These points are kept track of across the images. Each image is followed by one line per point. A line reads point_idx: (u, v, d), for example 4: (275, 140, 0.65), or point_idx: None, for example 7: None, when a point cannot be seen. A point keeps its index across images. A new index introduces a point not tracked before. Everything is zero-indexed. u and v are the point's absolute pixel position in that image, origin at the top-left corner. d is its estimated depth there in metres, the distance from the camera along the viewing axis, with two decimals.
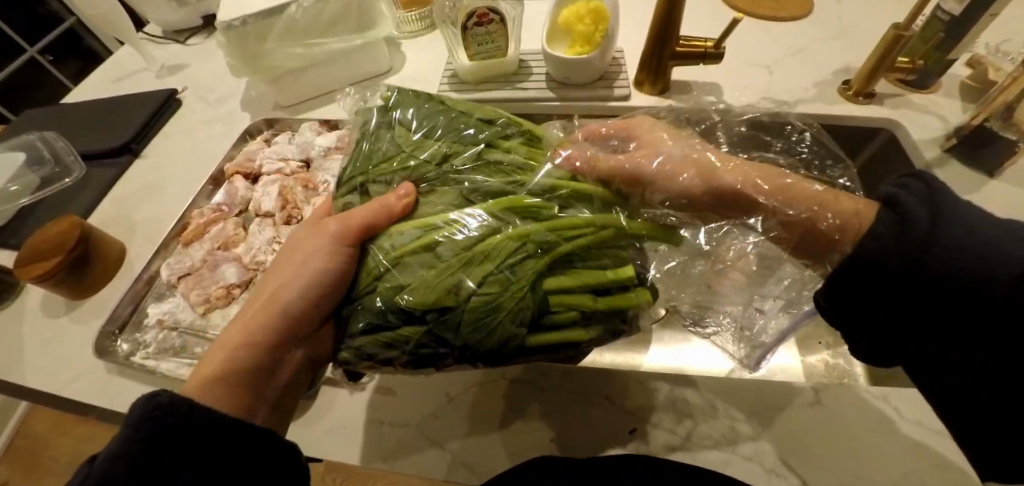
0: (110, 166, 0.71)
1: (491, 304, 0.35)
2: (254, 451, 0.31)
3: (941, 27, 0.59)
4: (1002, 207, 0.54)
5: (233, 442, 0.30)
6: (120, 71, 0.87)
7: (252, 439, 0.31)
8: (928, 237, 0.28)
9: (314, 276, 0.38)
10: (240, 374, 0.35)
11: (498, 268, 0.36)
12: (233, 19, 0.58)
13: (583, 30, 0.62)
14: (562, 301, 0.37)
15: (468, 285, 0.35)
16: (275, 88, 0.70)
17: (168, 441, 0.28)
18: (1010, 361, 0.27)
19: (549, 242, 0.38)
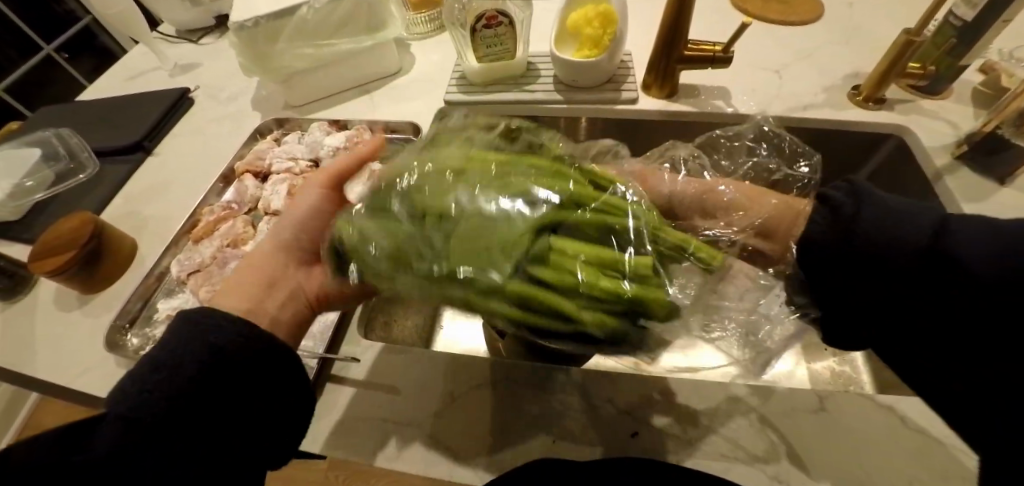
0: (123, 163, 0.72)
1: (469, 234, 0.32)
2: (288, 385, 0.35)
3: (954, 33, 0.58)
4: (1014, 215, 0.53)
5: (271, 376, 0.34)
6: (134, 69, 0.89)
7: (287, 373, 0.35)
8: (852, 217, 0.32)
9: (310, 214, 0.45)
10: (242, 291, 0.40)
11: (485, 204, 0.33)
12: (245, 19, 0.59)
13: (591, 33, 0.63)
14: (558, 264, 0.32)
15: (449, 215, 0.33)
16: (286, 88, 0.71)
17: (221, 369, 0.32)
18: (973, 342, 0.28)
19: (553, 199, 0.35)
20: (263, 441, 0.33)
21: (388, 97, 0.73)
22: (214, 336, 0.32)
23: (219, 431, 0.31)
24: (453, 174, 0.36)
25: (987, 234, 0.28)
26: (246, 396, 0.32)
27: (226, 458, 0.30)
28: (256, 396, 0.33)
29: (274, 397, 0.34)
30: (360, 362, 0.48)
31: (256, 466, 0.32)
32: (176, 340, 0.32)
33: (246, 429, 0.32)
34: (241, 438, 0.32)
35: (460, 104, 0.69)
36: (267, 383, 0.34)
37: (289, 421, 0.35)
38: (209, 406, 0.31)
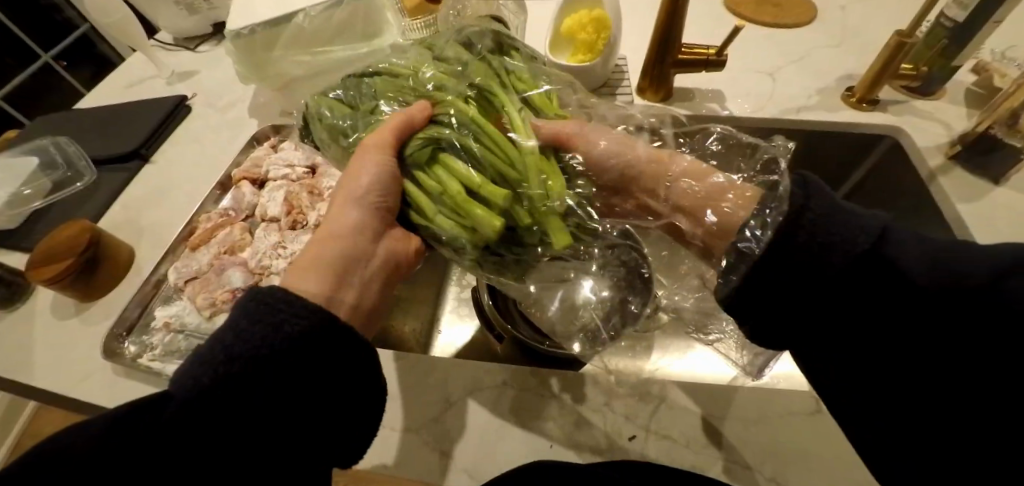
0: (121, 170, 0.72)
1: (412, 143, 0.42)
2: (347, 371, 0.33)
3: (946, 34, 0.58)
4: (1008, 214, 0.53)
5: (328, 362, 0.32)
6: (132, 77, 0.89)
7: (349, 360, 0.33)
8: (800, 209, 0.31)
9: (376, 183, 0.40)
10: (331, 270, 0.37)
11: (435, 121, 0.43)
12: (241, 27, 0.60)
13: (585, 38, 0.63)
14: (425, 183, 0.42)
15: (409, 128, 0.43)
16: (283, 95, 0.71)
17: (279, 350, 0.30)
18: (930, 348, 0.29)
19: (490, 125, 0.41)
20: (319, 433, 0.31)
21: None
22: (280, 318, 0.31)
23: (277, 418, 0.29)
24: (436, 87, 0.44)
25: (919, 244, 0.30)
26: (304, 385, 0.30)
27: (284, 447, 0.29)
28: (315, 386, 0.31)
29: (333, 383, 0.32)
30: None
31: (309, 460, 0.30)
32: (235, 316, 0.31)
33: (303, 418, 0.30)
34: (296, 429, 0.30)
35: None
36: (326, 367, 0.31)
37: (344, 412, 0.33)
38: (266, 389, 0.29)
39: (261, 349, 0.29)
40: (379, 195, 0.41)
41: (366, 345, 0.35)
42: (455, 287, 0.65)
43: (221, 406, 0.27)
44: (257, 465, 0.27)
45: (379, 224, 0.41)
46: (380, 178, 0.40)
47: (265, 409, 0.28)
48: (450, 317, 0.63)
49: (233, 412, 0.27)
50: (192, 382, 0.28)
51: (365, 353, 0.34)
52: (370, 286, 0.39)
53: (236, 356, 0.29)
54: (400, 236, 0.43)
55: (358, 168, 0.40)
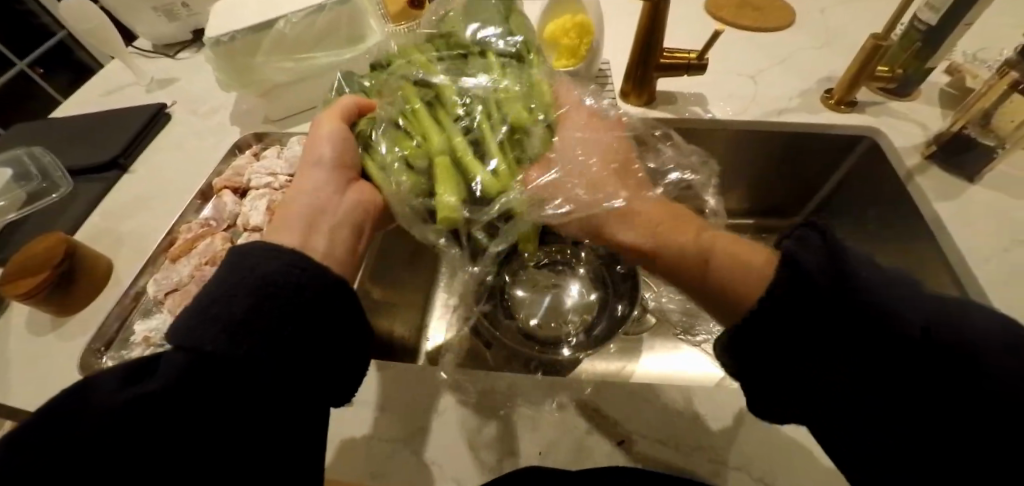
0: (98, 181, 0.71)
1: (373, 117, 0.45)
2: (337, 330, 0.33)
3: (920, 36, 0.60)
4: (983, 212, 0.55)
5: (319, 319, 0.32)
6: (110, 85, 0.87)
7: (341, 312, 0.33)
8: (843, 256, 0.29)
9: (339, 143, 0.43)
10: (298, 223, 0.38)
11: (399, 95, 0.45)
12: (221, 34, 0.59)
13: (568, 43, 0.63)
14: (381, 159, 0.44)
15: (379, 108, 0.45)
16: (266, 101, 0.70)
17: (267, 310, 0.30)
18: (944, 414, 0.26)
19: (450, 112, 0.44)
20: (312, 401, 0.31)
21: None
22: (268, 271, 0.31)
23: (272, 381, 0.28)
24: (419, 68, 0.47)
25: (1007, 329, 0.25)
26: (297, 343, 0.30)
27: (280, 417, 0.28)
28: (309, 347, 0.31)
29: (325, 345, 0.32)
30: None
31: (304, 429, 0.30)
32: (222, 279, 0.31)
33: (301, 384, 0.30)
34: (291, 401, 0.29)
35: None
36: (317, 327, 0.32)
37: (336, 379, 0.33)
38: (258, 350, 0.28)
39: (252, 309, 0.29)
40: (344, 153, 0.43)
41: (359, 304, 0.36)
42: (443, 294, 0.65)
43: (212, 372, 0.27)
44: (252, 438, 0.27)
45: (348, 178, 0.43)
46: (339, 140, 0.43)
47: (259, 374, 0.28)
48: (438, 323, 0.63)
49: (226, 380, 0.27)
50: (182, 348, 0.27)
51: (357, 309, 0.35)
52: (336, 236, 0.39)
53: (229, 318, 0.28)
54: (368, 188, 0.44)
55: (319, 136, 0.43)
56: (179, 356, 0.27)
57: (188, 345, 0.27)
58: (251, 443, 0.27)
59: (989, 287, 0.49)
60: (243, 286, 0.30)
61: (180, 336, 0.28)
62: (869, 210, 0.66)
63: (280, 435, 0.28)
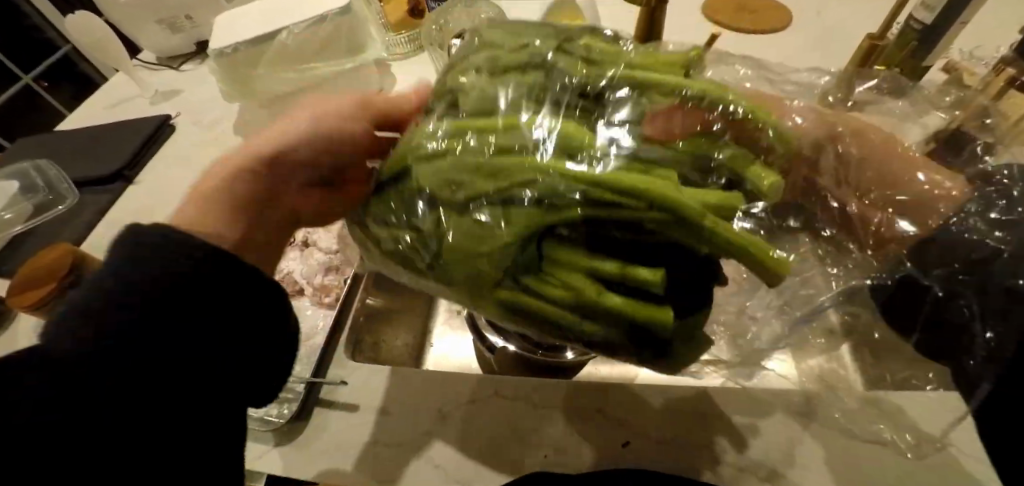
0: (104, 192, 0.72)
1: (501, 218, 0.26)
2: (251, 298, 0.32)
3: (916, 36, 0.61)
4: None
5: (233, 282, 0.31)
6: (114, 98, 0.88)
7: (243, 292, 0.32)
8: None
9: (298, 124, 0.40)
10: (217, 213, 0.37)
11: (507, 177, 0.27)
12: (225, 47, 0.60)
13: None
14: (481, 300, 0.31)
15: (473, 189, 0.27)
16: (270, 111, 0.71)
17: (198, 255, 0.30)
18: None
19: (532, 202, 0.26)
20: (215, 369, 0.29)
21: None
22: (146, 268, 0.28)
23: (172, 333, 0.28)
24: (469, 106, 0.31)
25: None
26: (220, 303, 0.30)
27: (173, 379, 0.27)
28: (223, 309, 0.30)
29: (234, 312, 0.31)
30: (348, 383, 0.48)
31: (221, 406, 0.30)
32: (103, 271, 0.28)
33: (205, 368, 0.29)
34: (199, 380, 0.28)
35: None
36: (232, 293, 0.31)
37: (271, 335, 0.33)
38: (176, 301, 0.28)
39: (189, 260, 0.29)
40: (335, 130, 0.40)
41: (269, 284, 0.34)
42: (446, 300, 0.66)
43: (127, 314, 0.26)
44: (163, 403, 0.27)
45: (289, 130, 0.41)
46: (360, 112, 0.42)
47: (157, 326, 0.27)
48: (442, 329, 0.63)
49: (131, 326, 0.26)
50: (105, 284, 0.27)
51: (265, 289, 0.33)
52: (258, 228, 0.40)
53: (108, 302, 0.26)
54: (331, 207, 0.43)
55: (294, 117, 0.42)
56: (107, 289, 0.27)
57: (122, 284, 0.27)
58: (138, 403, 0.26)
59: None
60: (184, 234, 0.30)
61: (110, 274, 0.27)
62: None
63: (167, 399, 0.27)
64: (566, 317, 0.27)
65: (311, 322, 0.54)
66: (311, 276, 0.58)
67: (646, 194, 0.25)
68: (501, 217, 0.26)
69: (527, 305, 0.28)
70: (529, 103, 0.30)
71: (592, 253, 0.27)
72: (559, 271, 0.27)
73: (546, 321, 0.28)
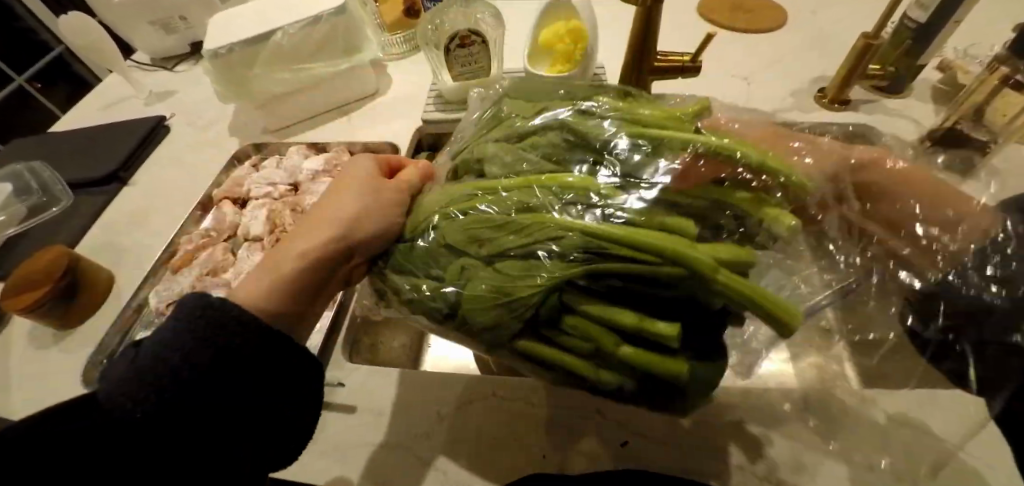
0: (99, 194, 0.71)
1: (524, 271, 0.30)
2: (298, 351, 0.34)
3: (910, 35, 0.61)
4: None
5: (279, 337, 0.33)
6: (108, 99, 0.88)
7: (264, 357, 0.32)
8: None
9: (343, 221, 0.37)
10: (283, 291, 0.35)
11: (530, 233, 0.31)
12: (219, 47, 0.59)
13: (563, 48, 0.64)
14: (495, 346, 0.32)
15: (502, 244, 0.32)
16: (265, 112, 0.70)
17: (218, 328, 0.30)
18: None
19: (561, 252, 0.30)
20: (269, 415, 0.32)
21: (367, 118, 0.73)
22: (177, 334, 0.30)
23: (226, 390, 0.30)
24: (496, 166, 0.36)
25: None
26: (246, 366, 0.31)
27: (231, 429, 0.30)
28: (252, 368, 0.31)
29: (282, 364, 0.33)
30: (346, 386, 0.47)
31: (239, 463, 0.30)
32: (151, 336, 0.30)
33: (224, 429, 0.30)
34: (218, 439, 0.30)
35: (438, 124, 0.69)
36: (278, 349, 0.32)
37: (293, 391, 0.33)
38: (224, 361, 0.30)
39: (235, 322, 0.31)
40: (386, 226, 0.37)
41: (295, 342, 0.34)
42: None
43: (184, 378, 0.29)
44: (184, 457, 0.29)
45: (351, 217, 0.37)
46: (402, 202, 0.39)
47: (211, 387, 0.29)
48: None
49: (189, 386, 0.29)
50: (160, 351, 0.29)
51: (289, 350, 0.33)
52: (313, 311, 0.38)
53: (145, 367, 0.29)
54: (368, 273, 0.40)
55: (334, 207, 0.38)
56: (154, 354, 0.29)
57: (177, 349, 0.29)
58: (201, 448, 0.29)
59: None
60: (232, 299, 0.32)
61: (168, 340, 0.30)
62: None
63: (225, 444, 0.30)
64: (587, 365, 0.30)
65: None
66: None
67: (654, 249, 0.28)
68: (529, 270, 0.30)
69: (552, 352, 0.31)
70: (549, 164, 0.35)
71: (608, 301, 0.30)
72: (581, 321, 0.30)
73: (569, 372, 0.31)
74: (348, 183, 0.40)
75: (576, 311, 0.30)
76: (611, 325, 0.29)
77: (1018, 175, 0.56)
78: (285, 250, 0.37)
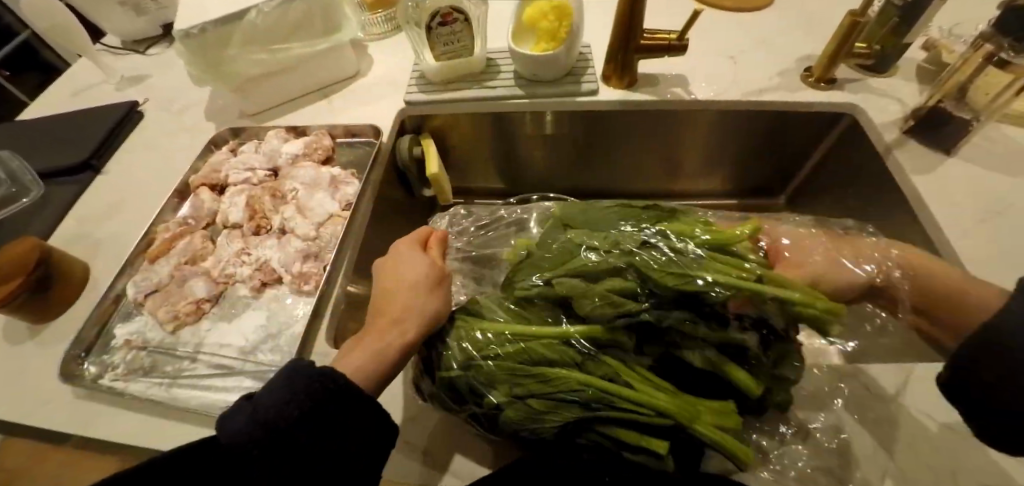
0: (71, 183, 0.69)
1: (548, 414, 0.37)
2: (325, 390, 0.33)
3: (896, 12, 0.61)
4: (973, 182, 0.54)
5: (298, 387, 0.33)
6: (78, 84, 0.85)
7: (277, 403, 0.32)
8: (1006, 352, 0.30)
9: (431, 316, 0.42)
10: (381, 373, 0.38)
11: (552, 383, 0.37)
12: (190, 27, 0.56)
13: (547, 25, 0.62)
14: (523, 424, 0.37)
15: (526, 392, 0.37)
16: (240, 95, 0.68)
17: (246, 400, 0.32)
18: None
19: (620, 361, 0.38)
20: (295, 451, 0.31)
21: (347, 101, 0.71)
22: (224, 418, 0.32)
23: (255, 440, 0.31)
24: (579, 281, 0.41)
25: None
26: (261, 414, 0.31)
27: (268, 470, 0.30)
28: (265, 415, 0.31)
29: (350, 439, 0.33)
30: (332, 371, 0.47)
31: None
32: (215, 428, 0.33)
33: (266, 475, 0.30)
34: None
35: (420, 105, 0.68)
36: (344, 425, 0.33)
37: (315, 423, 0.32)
38: (284, 446, 0.31)
39: (298, 409, 0.32)
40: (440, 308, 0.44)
41: (318, 383, 0.33)
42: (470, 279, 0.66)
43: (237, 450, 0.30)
44: None
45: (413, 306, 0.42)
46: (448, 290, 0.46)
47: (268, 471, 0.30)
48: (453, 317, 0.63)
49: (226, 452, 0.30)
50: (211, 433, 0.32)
51: (307, 392, 0.33)
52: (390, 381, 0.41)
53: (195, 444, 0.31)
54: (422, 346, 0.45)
55: (409, 301, 0.42)
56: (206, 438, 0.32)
57: (243, 436, 0.31)
58: None
59: (974, 256, 0.48)
60: (303, 384, 0.33)
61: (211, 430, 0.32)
62: (849, 189, 0.67)
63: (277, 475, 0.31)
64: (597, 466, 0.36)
65: (290, 312, 0.52)
66: (290, 264, 0.54)
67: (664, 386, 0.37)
68: (554, 407, 0.37)
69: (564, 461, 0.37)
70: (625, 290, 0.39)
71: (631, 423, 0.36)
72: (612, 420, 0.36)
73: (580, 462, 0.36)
74: (416, 279, 0.44)
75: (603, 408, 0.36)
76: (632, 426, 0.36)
77: (1000, 154, 0.57)
78: (377, 335, 0.40)
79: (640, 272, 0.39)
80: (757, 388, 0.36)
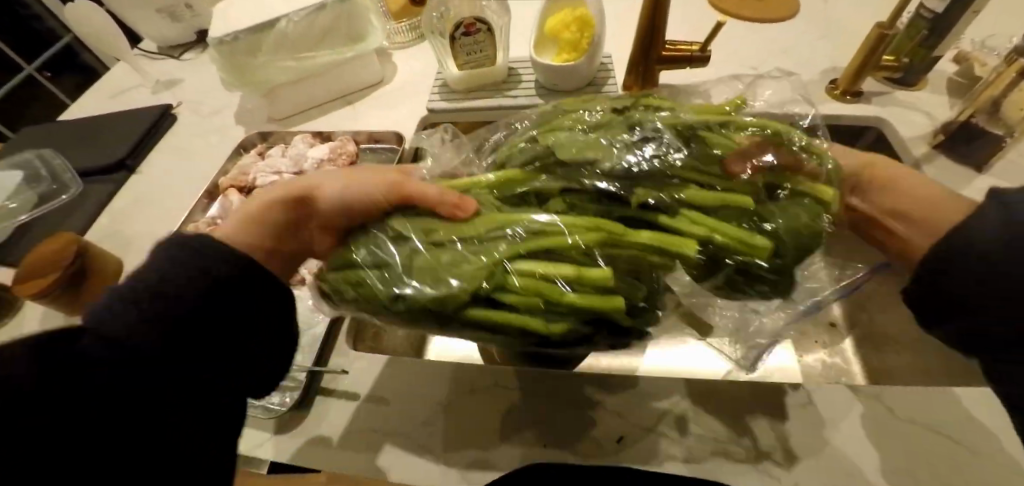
0: (108, 181, 0.72)
1: (460, 264, 0.30)
2: (218, 277, 0.31)
3: (925, 24, 0.59)
4: None
5: (188, 268, 0.30)
6: (117, 87, 0.88)
7: (163, 291, 0.29)
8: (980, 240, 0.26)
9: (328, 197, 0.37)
10: (255, 223, 0.37)
11: (478, 227, 0.32)
12: (223, 35, 0.58)
13: (568, 36, 0.63)
14: (434, 277, 0.30)
15: (441, 237, 0.32)
16: (269, 100, 0.70)
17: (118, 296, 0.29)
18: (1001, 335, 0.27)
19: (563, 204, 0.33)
20: (192, 341, 0.29)
21: (371, 108, 0.73)
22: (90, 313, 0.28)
23: (143, 331, 0.27)
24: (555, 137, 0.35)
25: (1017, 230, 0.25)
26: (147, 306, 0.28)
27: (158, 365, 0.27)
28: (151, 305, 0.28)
29: (247, 310, 0.32)
30: (349, 372, 0.47)
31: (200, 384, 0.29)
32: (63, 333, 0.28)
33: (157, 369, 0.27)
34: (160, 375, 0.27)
35: (443, 113, 0.69)
36: (240, 299, 0.32)
37: (207, 311, 0.30)
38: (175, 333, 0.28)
39: (182, 292, 0.29)
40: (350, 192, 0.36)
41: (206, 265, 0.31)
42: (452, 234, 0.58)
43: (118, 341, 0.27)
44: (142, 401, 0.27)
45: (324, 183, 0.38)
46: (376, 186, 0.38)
47: (152, 345, 0.27)
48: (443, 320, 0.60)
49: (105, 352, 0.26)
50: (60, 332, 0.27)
51: (200, 278, 0.30)
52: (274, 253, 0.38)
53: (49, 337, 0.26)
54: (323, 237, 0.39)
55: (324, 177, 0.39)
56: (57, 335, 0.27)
57: (111, 322, 0.27)
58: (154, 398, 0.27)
59: None
60: (183, 268, 0.30)
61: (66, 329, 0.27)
62: None
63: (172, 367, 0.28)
64: (539, 323, 0.30)
65: (312, 313, 0.53)
66: None
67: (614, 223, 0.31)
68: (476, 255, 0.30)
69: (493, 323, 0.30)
70: (558, 148, 0.34)
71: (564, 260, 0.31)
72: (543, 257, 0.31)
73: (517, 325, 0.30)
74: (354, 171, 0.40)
75: (529, 243, 0.31)
76: (571, 262, 0.30)
77: None
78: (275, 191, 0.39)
79: (625, 121, 0.34)
80: (765, 252, 0.30)
